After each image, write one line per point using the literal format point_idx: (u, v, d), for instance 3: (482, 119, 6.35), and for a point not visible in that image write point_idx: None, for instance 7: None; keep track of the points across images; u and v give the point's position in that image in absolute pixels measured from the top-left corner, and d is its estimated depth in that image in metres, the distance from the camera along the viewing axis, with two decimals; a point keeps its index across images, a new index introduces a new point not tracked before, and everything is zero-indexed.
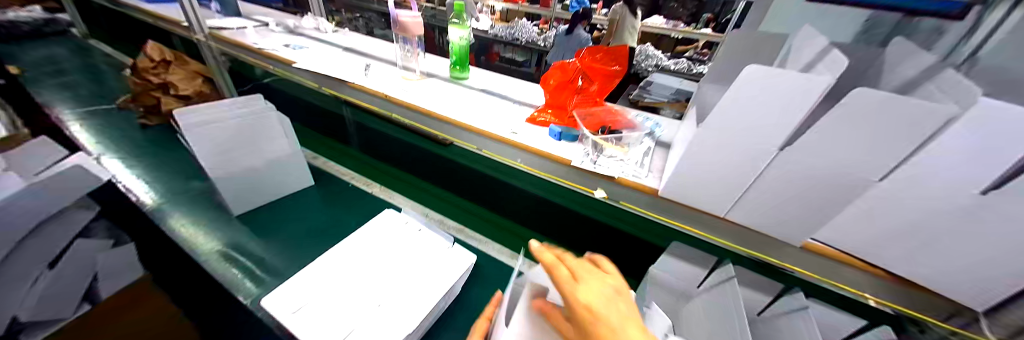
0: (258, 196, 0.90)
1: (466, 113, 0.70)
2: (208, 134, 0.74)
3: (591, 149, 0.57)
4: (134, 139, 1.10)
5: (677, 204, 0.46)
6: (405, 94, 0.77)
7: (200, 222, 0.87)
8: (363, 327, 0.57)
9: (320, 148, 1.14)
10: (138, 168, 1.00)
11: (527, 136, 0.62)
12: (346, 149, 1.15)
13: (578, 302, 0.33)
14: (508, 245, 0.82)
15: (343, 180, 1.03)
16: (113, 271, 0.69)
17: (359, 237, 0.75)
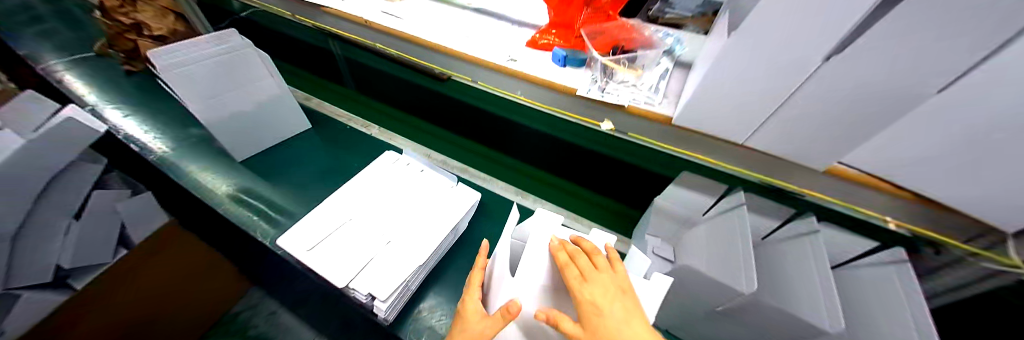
0: (257, 140, 0.89)
1: (465, 42, 0.62)
2: (189, 77, 0.69)
3: (600, 76, 0.53)
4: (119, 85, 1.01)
5: (701, 135, 0.49)
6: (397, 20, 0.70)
7: (208, 168, 0.85)
8: (376, 261, 0.60)
9: (312, 90, 1.09)
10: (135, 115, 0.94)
11: (529, 63, 0.57)
12: (339, 90, 1.08)
13: (584, 299, 0.38)
14: (512, 182, 0.82)
15: (340, 122, 1.00)
16: (137, 218, 0.82)
17: (362, 179, 0.75)
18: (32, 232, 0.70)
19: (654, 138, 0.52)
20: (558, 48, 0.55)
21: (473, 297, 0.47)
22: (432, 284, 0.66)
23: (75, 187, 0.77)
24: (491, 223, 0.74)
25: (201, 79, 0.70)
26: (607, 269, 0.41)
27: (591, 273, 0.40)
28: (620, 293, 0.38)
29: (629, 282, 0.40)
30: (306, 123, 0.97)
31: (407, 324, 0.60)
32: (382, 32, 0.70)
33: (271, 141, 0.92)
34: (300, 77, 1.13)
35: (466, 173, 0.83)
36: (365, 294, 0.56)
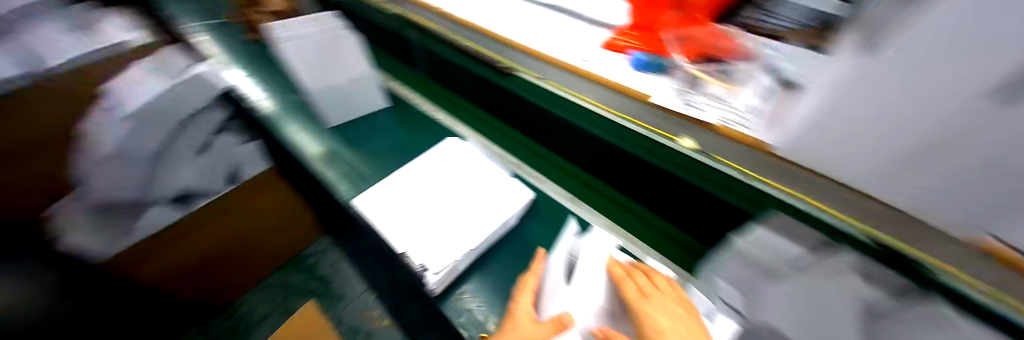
0: (347, 112, 1.00)
1: (543, 41, 0.66)
2: (297, 49, 0.82)
3: (682, 83, 0.51)
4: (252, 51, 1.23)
5: (795, 167, 0.38)
6: (486, 20, 0.78)
7: None
8: (428, 239, 0.64)
9: (394, 73, 1.19)
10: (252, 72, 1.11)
11: (606, 67, 0.57)
12: (415, 74, 1.15)
13: (647, 321, 0.37)
14: (566, 187, 0.76)
15: (413, 104, 1.07)
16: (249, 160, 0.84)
17: (427, 158, 0.80)
18: (172, 157, 0.72)
19: (748, 164, 0.42)
20: (639, 53, 0.56)
21: (525, 297, 0.50)
22: (478, 270, 0.69)
23: (205, 126, 0.75)
24: (536, 227, 0.73)
25: (306, 53, 0.84)
26: (670, 291, 0.41)
27: (652, 293, 0.40)
28: (687, 317, 0.37)
29: (697, 310, 0.39)
30: (386, 101, 1.07)
31: (449, 302, 0.64)
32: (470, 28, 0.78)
33: (356, 113, 1.03)
34: (387, 60, 1.23)
35: (521, 170, 0.82)
36: (419, 266, 0.61)
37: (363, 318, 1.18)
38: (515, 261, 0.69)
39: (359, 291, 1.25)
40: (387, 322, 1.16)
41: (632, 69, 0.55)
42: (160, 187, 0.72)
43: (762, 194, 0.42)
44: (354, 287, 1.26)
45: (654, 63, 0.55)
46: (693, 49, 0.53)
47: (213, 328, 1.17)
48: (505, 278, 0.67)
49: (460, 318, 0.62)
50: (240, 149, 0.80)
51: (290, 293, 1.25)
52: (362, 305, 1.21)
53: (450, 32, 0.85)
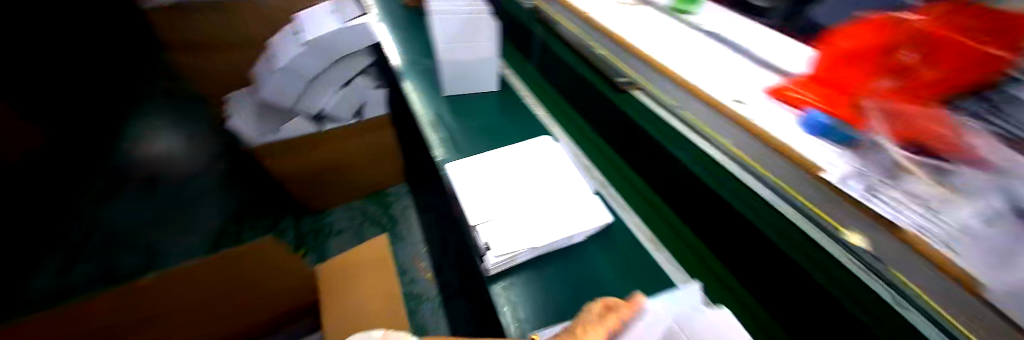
0: (462, 85, 1.10)
1: (692, 68, 0.62)
2: (444, 23, 0.90)
3: (879, 174, 0.40)
4: (406, 17, 1.48)
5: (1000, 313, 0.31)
6: (628, 30, 0.75)
7: (426, 92, 1.15)
8: (498, 221, 0.66)
9: (513, 63, 1.25)
10: (401, 39, 1.37)
11: (767, 116, 0.51)
12: (530, 68, 1.21)
13: None
14: (648, 222, 0.72)
15: (519, 94, 1.12)
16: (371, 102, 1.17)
17: (518, 148, 0.83)
18: (322, 84, 1.04)
19: None
20: (819, 113, 0.47)
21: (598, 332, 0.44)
22: (529, 268, 0.67)
23: (351, 71, 1.07)
24: (602, 252, 0.69)
25: (450, 28, 0.92)
26: None
27: None
28: None
29: None
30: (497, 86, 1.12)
31: (491, 288, 0.64)
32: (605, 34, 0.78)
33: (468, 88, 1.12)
34: (509, 50, 1.30)
35: (605, 189, 0.78)
36: (483, 242, 0.63)
37: (411, 263, 1.29)
38: (570, 276, 0.66)
39: (415, 240, 1.37)
40: (429, 277, 1.26)
41: (804, 131, 0.48)
42: (306, 103, 1.06)
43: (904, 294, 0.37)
44: (412, 235, 1.38)
45: (840, 130, 0.45)
46: (897, 128, 0.40)
47: (305, 224, 1.42)
48: (553, 287, 0.65)
49: (500, 307, 0.62)
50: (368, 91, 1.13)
51: (365, 220, 1.43)
52: (413, 252, 1.33)
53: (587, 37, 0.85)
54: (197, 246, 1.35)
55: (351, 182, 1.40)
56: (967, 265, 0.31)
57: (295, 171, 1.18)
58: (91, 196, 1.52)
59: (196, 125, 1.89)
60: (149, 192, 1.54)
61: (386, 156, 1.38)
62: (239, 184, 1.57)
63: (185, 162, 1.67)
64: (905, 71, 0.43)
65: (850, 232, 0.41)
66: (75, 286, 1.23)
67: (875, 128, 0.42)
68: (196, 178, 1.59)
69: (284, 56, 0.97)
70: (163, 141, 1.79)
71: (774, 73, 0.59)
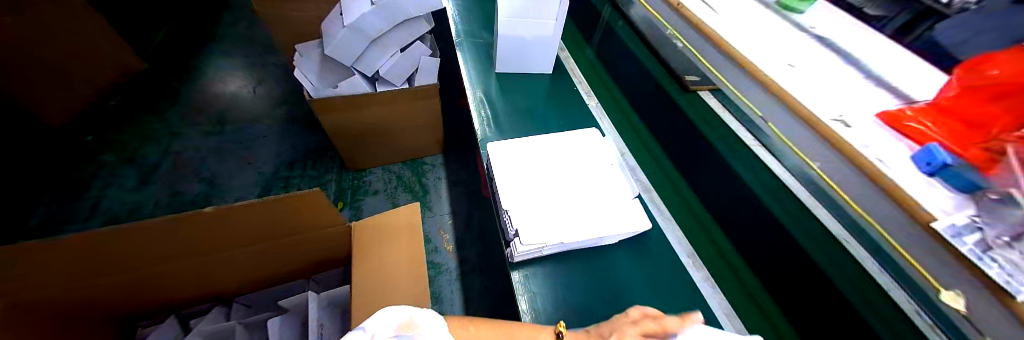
0: (516, 65, 1.09)
1: (786, 74, 0.54)
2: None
3: (1008, 233, 0.32)
4: None
5: None
6: (714, 22, 0.68)
7: (481, 68, 1.15)
8: (532, 208, 0.65)
9: (571, 47, 1.22)
10: (465, 14, 1.39)
11: (870, 144, 0.44)
12: (587, 52, 1.19)
13: None
14: (690, 234, 0.70)
15: (572, 82, 1.09)
16: (424, 70, 1.20)
17: (562, 137, 0.81)
18: (381, 46, 1.09)
19: None
20: (940, 149, 0.40)
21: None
22: (551, 262, 0.65)
23: (409, 37, 1.11)
24: (632, 257, 0.67)
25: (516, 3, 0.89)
26: None
27: None
28: None
29: None
30: (551, 69, 1.10)
31: (510, 275, 0.63)
32: (690, 23, 0.70)
33: (522, 70, 1.11)
34: (569, 34, 1.26)
35: (647, 193, 0.77)
36: (513, 227, 0.62)
37: (436, 233, 1.32)
38: (594, 274, 0.64)
39: (442, 211, 1.39)
40: (450, 249, 1.29)
41: (918, 170, 0.41)
42: (365, 63, 1.11)
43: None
44: (440, 206, 1.41)
45: (962, 175, 0.39)
46: None
47: (347, 178, 1.51)
48: (575, 286, 0.62)
49: (519, 295, 0.61)
50: (423, 58, 1.16)
51: (399, 184, 1.49)
52: (439, 223, 1.36)
53: (668, 23, 0.78)
54: (255, 182, 1.50)
55: (392, 146, 1.45)
56: None
57: (345, 127, 1.25)
58: (174, 124, 1.73)
59: (265, 71, 2.06)
60: (220, 127, 1.72)
61: (427, 125, 1.40)
62: (295, 132, 1.70)
63: (252, 104, 1.84)
64: None
65: (949, 292, 0.37)
66: (156, 201, 1.43)
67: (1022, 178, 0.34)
68: (259, 121, 1.75)
69: (351, 15, 1.02)
70: (236, 82, 1.98)
71: (895, 96, 0.50)
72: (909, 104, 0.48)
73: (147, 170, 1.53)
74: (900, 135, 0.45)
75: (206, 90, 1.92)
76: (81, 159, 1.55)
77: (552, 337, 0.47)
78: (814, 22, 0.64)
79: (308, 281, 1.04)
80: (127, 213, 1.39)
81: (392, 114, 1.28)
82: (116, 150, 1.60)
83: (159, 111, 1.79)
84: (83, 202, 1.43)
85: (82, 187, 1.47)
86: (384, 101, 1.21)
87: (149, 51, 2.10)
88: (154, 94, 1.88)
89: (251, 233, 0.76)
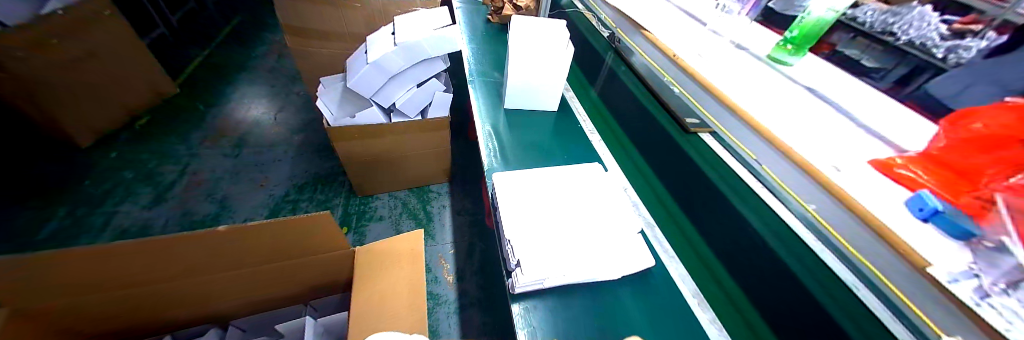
0: (524, 102, 1.16)
1: (776, 120, 0.58)
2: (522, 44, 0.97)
3: (1000, 281, 0.34)
4: (490, 38, 1.65)
5: None
6: (709, 71, 0.74)
7: (491, 104, 1.23)
8: (534, 238, 0.66)
9: (576, 87, 1.30)
10: (479, 54, 1.51)
11: (864, 189, 0.46)
12: (590, 92, 1.26)
13: None
14: (696, 276, 0.68)
15: (576, 119, 1.16)
16: (438, 105, 1.28)
17: (565, 170, 0.84)
18: (400, 81, 1.18)
19: None
20: (930, 195, 0.42)
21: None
22: (553, 295, 0.65)
23: (426, 74, 1.21)
24: (636, 294, 0.66)
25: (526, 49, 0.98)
26: None
27: None
28: None
29: None
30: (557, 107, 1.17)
31: (511, 307, 0.62)
32: (685, 71, 0.77)
33: (529, 107, 1.18)
34: (575, 75, 1.35)
35: (649, 229, 0.77)
36: (515, 259, 0.63)
37: (435, 263, 1.31)
38: (596, 311, 0.63)
39: (445, 240, 1.39)
40: (450, 280, 1.26)
41: (913, 215, 0.43)
42: (382, 95, 1.20)
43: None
44: (442, 235, 1.41)
45: (956, 222, 0.41)
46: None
47: (353, 204, 1.53)
48: (577, 320, 0.61)
49: (518, 328, 0.59)
50: (437, 94, 1.24)
51: (404, 211, 1.51)
52: (440, 252, 1.35)
53: (667, 72, 0.85)
54: (264, 204, 1.53)
55: (401, 173, 1.49)
56: None
57: (360, 154, 1.30)
58: (196, 145, 1.82)
59: (287, 99, 2.20)
60: (239, 149, 1.80)
61: (437, 154, 1.46)
62: (308, 157, 1.77)
63: (271, 129, 1.94)
64: None
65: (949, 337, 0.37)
66: (167, 220, 1.46)
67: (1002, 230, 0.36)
68: (276, 145, 1.83)
69: (374, 54, 1.12)
70: (259, 108, 2.10)
71: (886, 144, 0.52)
72: (902, 152, 0.51)
73: (163, 189, 1.58)
74: (892, 181, 0.48)
75: (230, 114, 2.04)
76: (103, 176, 1.62)
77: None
78: (802, 72, 0.70)
79: (306, 306, 1.01)
80: (138, 229, 1.42)
81: (409, 142, 1.35)
82: (138, 168, 1.67)
83: (184, 132, 1.89)
84: (97, 216, 1.46)
85: (99, 202, 1.51)
86: (401, 128, 1.27)
87: (183, 78, 2.26)
88: (182, 117, 1.99)
89: (250, 254, 0.77)
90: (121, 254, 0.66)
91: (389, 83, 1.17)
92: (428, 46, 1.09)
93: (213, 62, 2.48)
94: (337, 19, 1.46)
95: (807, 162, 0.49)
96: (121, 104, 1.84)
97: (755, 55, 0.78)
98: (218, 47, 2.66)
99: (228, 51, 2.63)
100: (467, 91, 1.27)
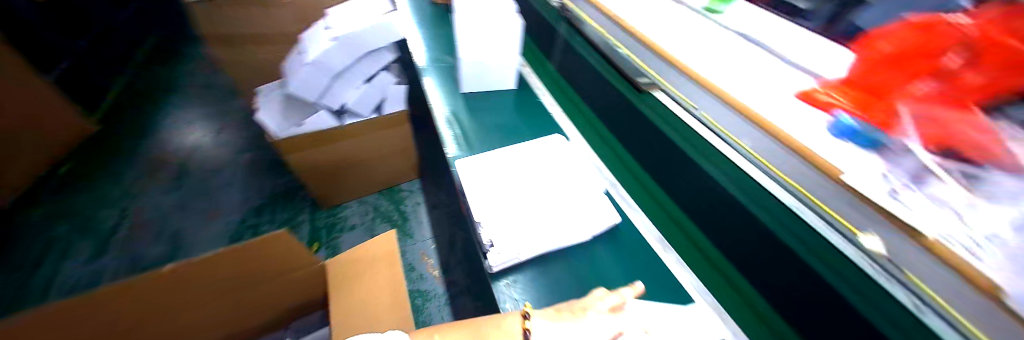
0: (481, 84, 1.13)
1: (716, 73, 0.62)
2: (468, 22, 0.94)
3: (904, 177, 0.39)
4: (437, 21, 1.57)
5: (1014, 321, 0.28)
6: (657, 35, 0.77)
7: (448, 89, 1.18)
8: (506, 218, 0.66)
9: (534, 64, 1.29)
10: (428, 40, 1.44)
11: (792, 121, 0.50)
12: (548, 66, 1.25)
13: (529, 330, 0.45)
14: (656, 222, 0.71)
15: (535, 95, 1.15)
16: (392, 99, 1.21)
17: (529, 145, 0.83)
18: (346, 78, 1.11)
19: (923, 277, 0.35)
20: (848, 116, 0.47)
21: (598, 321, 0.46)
22: (530, 267, 0.66)
23: (374, 68, 1.14)
24: (607, 252, 0.68)
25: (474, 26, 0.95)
26: None
27: None
28: None
29: None
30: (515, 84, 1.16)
31: (493, 285, 0.63)
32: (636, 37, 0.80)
33: (487, 88, 1.15)
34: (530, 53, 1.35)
35: (612, 187, 0.79)
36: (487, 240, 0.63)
37: (418, 260, 1.30)
38: (572, 274, 0.65)
39: (424, 237, 1.38)
40: (436, 275, 1.26)
41: (835, 136, 0.47)
42: (331, 96, 1.11)
43: (885, 295, 0.39)
44: (421, 232, 1.41)
45: (871, 136, 0.44)
46: (931, 132, 0.40)
47: (323, 216, 1.46)
48: (554, 285, 0.63)
49: (503, 304, 0.60)
50: (390, 87, 1.17)
51: (377, 215, 1.47)
52: (422, 249, 1.34)
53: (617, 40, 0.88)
54: (223, 234, 1.42)
55: (366, 177, 1.43)
56: (980, 264, 0.30)
57: (319, 162, 1.23)
58: (130, 184, 1.63)
59: (229, 117, 2.01)
60: (182, 180, 1.64)
61: (402, 151, 1.41)
62: (263, 176, 1.65)
63: (216, 153, 1.78)
64: (951, 76, 0.40)
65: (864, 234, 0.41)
66: (114, 270, 1.31)
67: (906, 135, 0.42)
68: (224, 169, 1.69)
69: (313, 52, 1.05)
70: (198, 132, 1.91)
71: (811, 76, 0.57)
72: (821, 80, 0.55)
73: (103, 236, 1.42)
74: (812, 107, 0.52)
75: (164, 143, 1.84)
76: (23, 236, 1.42)
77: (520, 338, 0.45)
78: (734, 18, 0.73)
79: (286, 329, 0.99)
80: (80, 286, 1.27)
81: (371, 142, 1.28)
82: (66, 220, 1.48)
83: (113, 172, 1.69)
84: (29, 281, 1.29)
85: (25, 265, 1.33)
86: (360, 129, 1.20)
87: (99, 111, 2.00)
88: (107, 155, 1.77)
89: (212, 290, 0.72)
90: (138, 296, 0.64)
91: (336, 81, 1.10)
92: (370, 35, 1.03)
93: (133, 89, 2.20)
94: (264, 20, 1.33)
95: (751, 108, 0.54)
96: (34, 153, 1.61)
97: (694, 8, 0.80)
98: (137, 71, 2.36)
99: (149, 74, 2.34)
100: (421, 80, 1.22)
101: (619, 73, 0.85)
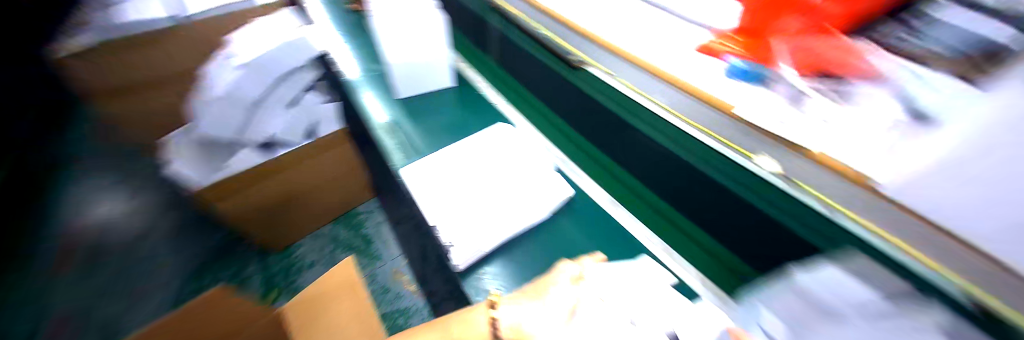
0: (416, 87, 1.09)
1: (626, 38, 0.65)
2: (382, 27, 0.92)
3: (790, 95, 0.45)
4: (356, 29, 1.47)
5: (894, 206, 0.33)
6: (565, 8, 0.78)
7: (383, 98, 1.13)
8: (466, 216, 0.66)
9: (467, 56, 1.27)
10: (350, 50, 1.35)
11: (693, 71, 0.54)
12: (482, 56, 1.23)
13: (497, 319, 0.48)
14: (607, 186, 0.75)
15: (475, 88, 1.14)
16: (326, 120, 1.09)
17: (475, 139, 0.82)
18: (265, 105, 1.00)
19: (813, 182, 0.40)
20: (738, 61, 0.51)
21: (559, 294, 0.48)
22: (498, 256, 0.66)
23: (297, 90, 1.05)
24: (569, 224, 0.70)
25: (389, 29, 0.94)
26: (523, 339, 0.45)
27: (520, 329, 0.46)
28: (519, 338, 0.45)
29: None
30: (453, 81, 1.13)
31: (463, 283, 0.62)
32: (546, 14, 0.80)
33: (424, 89, 1.12)
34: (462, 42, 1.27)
35: (564, 163, 0.82)
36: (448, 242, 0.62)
37: (391, 280, 1.28)
38: (540, 253, 0.66)
39: (393, 255, 1.37)
40: (414, 290, 1.24)
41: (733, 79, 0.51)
42: (256, 130, 1.00)
43: (796, 202, 0.42)
44: (389, 250, 1.37)
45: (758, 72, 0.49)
46: (806, 61, 0.46)
47: (276, 263, 1.35)
48: (525, 268, 0.64)
49: (476, 297, 0.60)
50: (320, 106, 1.07)
51: (337, 245, 1.40)
52: (394, 268, 1.31)
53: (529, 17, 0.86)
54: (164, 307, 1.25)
55: (315, 208, 1.34)
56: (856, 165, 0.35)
57: (256, 202, 1.10)
58: (32, 278, 1.38)
59: (141, 175, 1.75)
60: (98, 259, 1.41)
61: (350, 171, 1.31)
62: (199, 232, 1.47)
63: (134, 219, 1.55)
64: (812, 10, 0.45)
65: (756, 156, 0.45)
66: None
67: (781, 66, 0.48)
68: (149, 235, 1.48)
69: (222, 85, 0.96)
70: (107, 199, 1.65)
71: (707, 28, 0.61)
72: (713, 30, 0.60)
73: None
74: (706, 56, 0.56)
75: (66, 221, 1.57)
76: None
77: (489, 328, 0.48)
78: None
79: None
80: None
81: (313, 169, 1.17)
82: None
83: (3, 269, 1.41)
84: None
85: None
86: (296, 160, 1.09)
87: None
88: None
89: None
90: None
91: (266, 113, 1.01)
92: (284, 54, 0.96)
93: None
94: (151, 59, 1.16)
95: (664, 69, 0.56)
96: None
97: None
98: None
99: None
100: (354, 93, 1.15)
101: (548, 52, 0.83)
